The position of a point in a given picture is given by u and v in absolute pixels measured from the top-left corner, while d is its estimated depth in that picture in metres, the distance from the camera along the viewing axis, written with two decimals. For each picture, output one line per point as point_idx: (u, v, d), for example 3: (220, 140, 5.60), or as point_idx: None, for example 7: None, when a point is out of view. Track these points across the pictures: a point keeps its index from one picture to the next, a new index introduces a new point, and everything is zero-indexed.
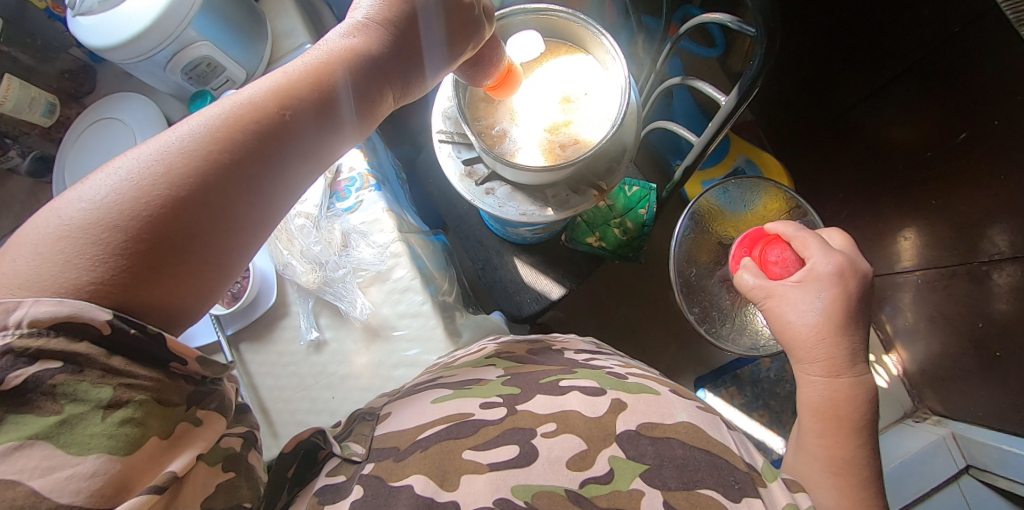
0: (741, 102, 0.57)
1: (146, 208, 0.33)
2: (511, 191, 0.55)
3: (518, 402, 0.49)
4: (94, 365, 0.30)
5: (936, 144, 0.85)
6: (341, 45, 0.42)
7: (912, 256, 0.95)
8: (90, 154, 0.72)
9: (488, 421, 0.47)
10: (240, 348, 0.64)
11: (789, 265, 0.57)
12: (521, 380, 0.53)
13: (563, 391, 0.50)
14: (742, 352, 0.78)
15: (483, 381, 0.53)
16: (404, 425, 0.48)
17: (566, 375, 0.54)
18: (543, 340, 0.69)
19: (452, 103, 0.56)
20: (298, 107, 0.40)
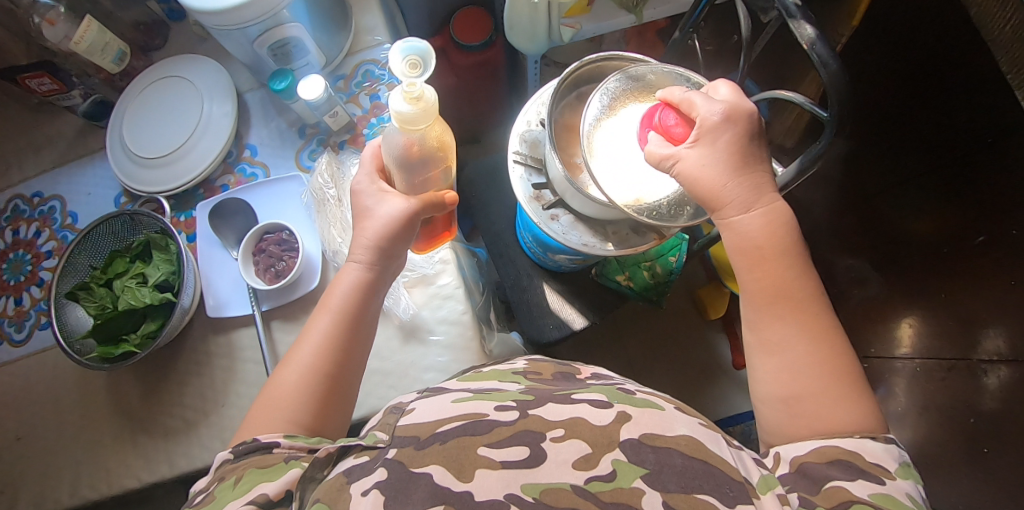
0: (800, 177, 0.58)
1: (314, 382, 0.48)
2: (574, 221, 0.57)
3: (529, 406, 0.46)
4: (226, 468, 0.42)
5: (954, 243, 0.91)
6: (377, 228, 0.52)
7: (911, 343, 0.98)
8: (153, 109, 0.73)
9: (501, 421, 0.43)
10: (271, 325, 0.65)
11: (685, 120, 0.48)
12: (536, 390, 0.49)
13: (573, 400, 0.46)
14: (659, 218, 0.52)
15: (503, 389, 0.50)
16: (424, 417, 0.46)
17: (580, 390, 0.50)
18: (572, 365, 0.63)
19: (531, 127, 0.59)
20: (370, 267, 0.52)
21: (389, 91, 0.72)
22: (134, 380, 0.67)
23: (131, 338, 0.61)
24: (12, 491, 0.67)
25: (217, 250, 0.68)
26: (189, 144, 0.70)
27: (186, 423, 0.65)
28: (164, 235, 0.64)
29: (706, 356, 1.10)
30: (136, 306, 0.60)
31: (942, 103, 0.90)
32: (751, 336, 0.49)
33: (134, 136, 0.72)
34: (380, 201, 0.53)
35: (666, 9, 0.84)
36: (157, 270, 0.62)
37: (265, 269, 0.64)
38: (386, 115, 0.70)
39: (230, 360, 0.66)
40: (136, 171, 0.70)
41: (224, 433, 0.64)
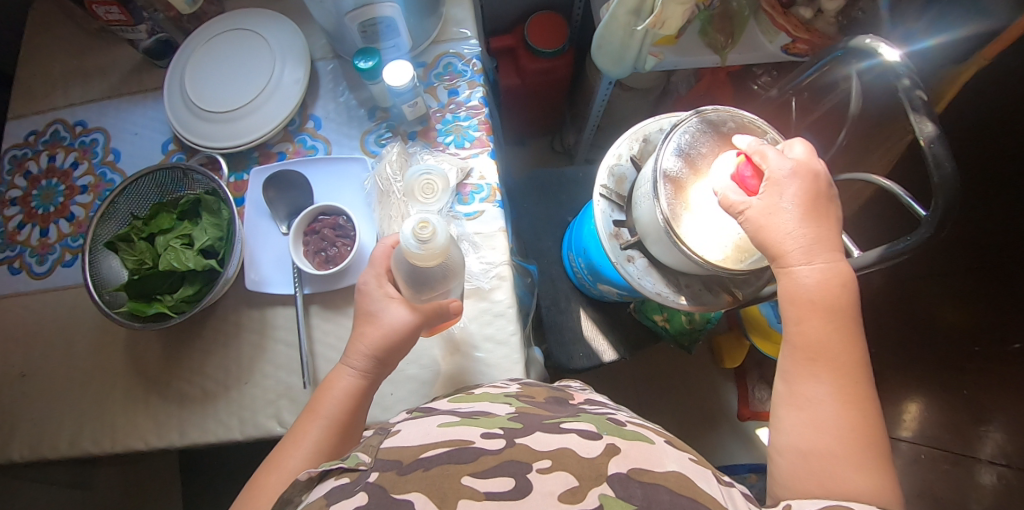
0: (877, 265, 0.58)
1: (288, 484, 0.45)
2: (649, 266, 0.56)
3: (516, 435, 0.41)
4: None
5: (988, 343, 0.89)
6: (378, 336, 0.49)
7: (913, 427, 0.99)
8: (219, 61, 0.69)
9: (487, 449, 0.39)
10: (310, 309, 0.63)
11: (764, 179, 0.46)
12: (526, 416, 0.45)
13: (561, 429, 0.42)
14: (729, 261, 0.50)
15: (492, 413, 0.46)
16: (408, 440, 0.42)
17: (568, 416, 0.45)
18: (564, 388, 0.55)
19: (620, 162, 0.58)
20: (367, 367, 0.50)
21: (469, 90, 0.69)
22: (156, 340, 0.65)
23: (165, 300, 0.58)
24: (7, 427, 0.64)
25: (265, 221, 0.65)
26: (254, 105, 0.67)
27: (204, 394, 0.63)
28: (217, 198, 0.61)
29: (713, 402, 1.10)
30: (178, 268, 0.58)
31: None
32: (781, 387, 0.45)
33: (195, 86, 0.68)
34: (386, 302, 0.50)
35: (752, 57, 0.83)
36: (204, 234, 0.59)
37: (315, 253, 0.61)
38: (462, 114, 0.68)
39: (260, 337, 0.63)
40: (192, 122, 0.67)
41: (242, 412, 0.62)
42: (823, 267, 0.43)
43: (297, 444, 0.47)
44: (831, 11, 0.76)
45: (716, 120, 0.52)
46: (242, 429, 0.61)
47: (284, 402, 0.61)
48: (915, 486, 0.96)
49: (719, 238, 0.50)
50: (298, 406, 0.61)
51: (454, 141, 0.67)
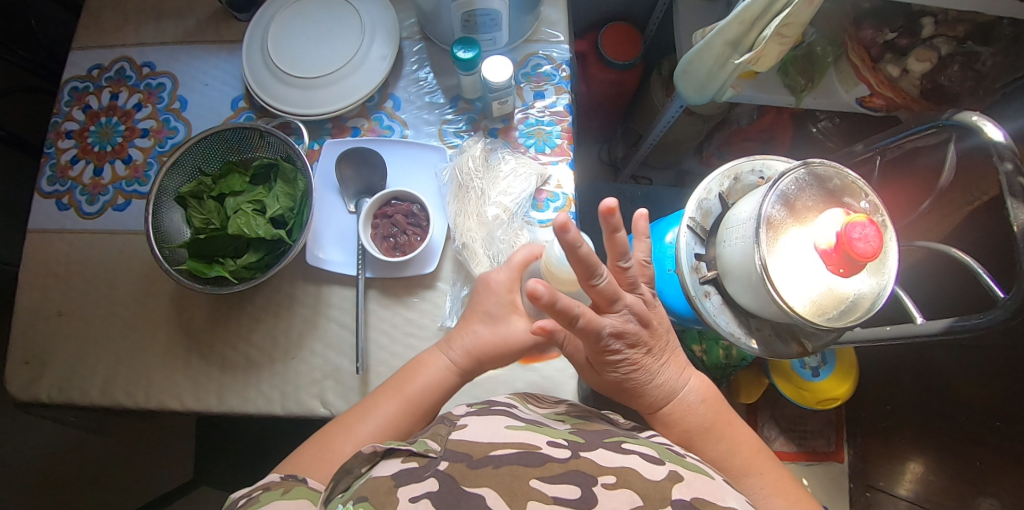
0: (940, 335, 0.58)
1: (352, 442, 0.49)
2: (724, 305, 0.55)
3: (581, 449, 0.42)
4: (271, 485, 0.43)
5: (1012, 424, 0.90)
6: (478, 341, 0.53)
7: (911, 488, 1.01)
8: (306, 25, 0.67)
9: (554, 457, 0.40)
10: (369, 293, 0.61)
11: (873, 244, 0.46)
12: (587, 432, 0.45)
13: (624, 449, 0.42)
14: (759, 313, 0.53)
15: (552, 425, 0.46)
16: (476, 435, 0.43)
17: (628, 439, 0.46)
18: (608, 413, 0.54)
19: (709, 197, 0.58)
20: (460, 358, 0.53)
21: (556, 95, 0.68)
22: (204, 300, 0.63)
23: (228, 263, 0.57)
24: (36, 367, 0.62)
25: (331, 196, 0.64)
26: (338, 76, 0.65)
27: (248, 361, 0.61)
28: (293, 167, 0.59)
29: None
30: (245, 234, 0.56)
31: None
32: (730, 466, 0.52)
33: (278, 46, 0.66)
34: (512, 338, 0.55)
35: (826, 103, 0.81)
36: (275, 202, 0.58)
37: (384, 238, 0.60)
38: (546, 119, 0.67)
39: (313, 312, 0.62)
40: (271, 83, 0.66)
41: (285, 386, 0.60)
42: (683, 386, 0.52)
43: (376, 415, 0.50)
44: (917, 72, 0.76)
45: (823, 175, 0.52)
46: (283, 403, 0.60)
47: (329, 382, 0.60)
48: None
49: (809, 291, 0.50)
50: (344, 388, 0.60)
51: (535, 144, 0.66)
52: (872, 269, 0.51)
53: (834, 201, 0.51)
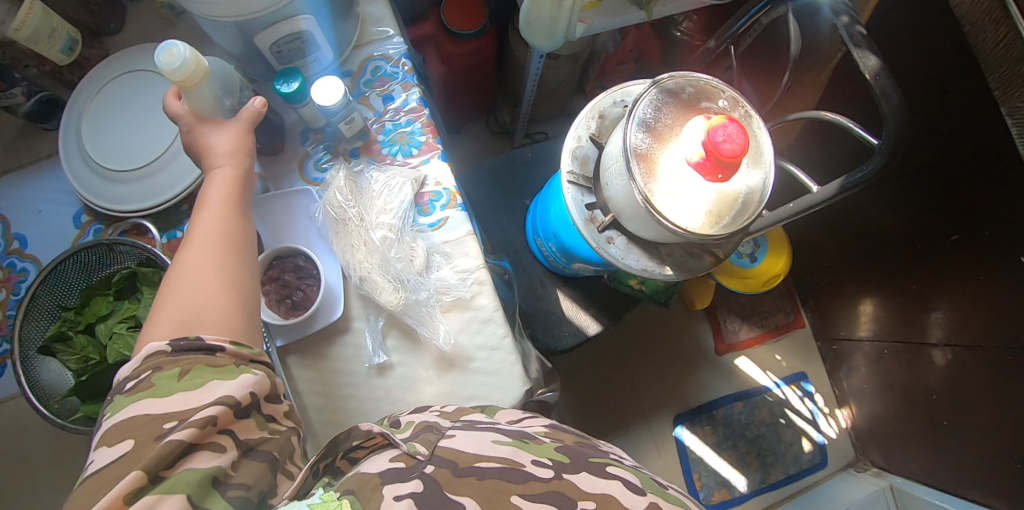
0: (838, 195, 0.60)
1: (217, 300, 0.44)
2: (629, 243, 0.55)
3: (564, 469, 0.42)
4: (159, 359, 0.40)
5: (930, 241, 0.91)
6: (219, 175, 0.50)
7: (870, 327, 1.07)
8: (118, 111, 0.62)
9: (537, 475, 0.40)
10: (288, 361, 0.59)
11: (738, 142, 0.45)
12: (573, 450, 0.46)
13: (607, 474, 0.43)
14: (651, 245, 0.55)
15: (538, 439, 0.47)
16: (465, 447, 0.44)
17: (613, 462, 0.47)
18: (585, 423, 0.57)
19: (581, 144, 0.56)
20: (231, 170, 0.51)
21: (404, 93, 0.65)
22: None
23: None
24: None
25: None
26: (172, 151, 0.61)
27: None
28: (154, 268, 0.55)
29: (690, 344, 1.15)
30: (130, 355, 0.52)
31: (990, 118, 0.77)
32: None
33: (96, 144, 0.61)
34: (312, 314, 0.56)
35: (674, 7, 0.81)
36: (149, 311, 0.53)
37: (280, 302, 0.56)
38: (403, 120, 0.64)
39: None
40: (104, 186, 0.60)
41: None
42: None
43: (200, 275, 0.44)
44: None
45: (674, 88, 0.51)
46: None
47: None
48: (883, 379, 1.07)
49: (700, 205, 0.50)
50: None
51: (401, 150, 0.63)
52: (752, 160, 0.51)
53: (693, 109, 0.51)
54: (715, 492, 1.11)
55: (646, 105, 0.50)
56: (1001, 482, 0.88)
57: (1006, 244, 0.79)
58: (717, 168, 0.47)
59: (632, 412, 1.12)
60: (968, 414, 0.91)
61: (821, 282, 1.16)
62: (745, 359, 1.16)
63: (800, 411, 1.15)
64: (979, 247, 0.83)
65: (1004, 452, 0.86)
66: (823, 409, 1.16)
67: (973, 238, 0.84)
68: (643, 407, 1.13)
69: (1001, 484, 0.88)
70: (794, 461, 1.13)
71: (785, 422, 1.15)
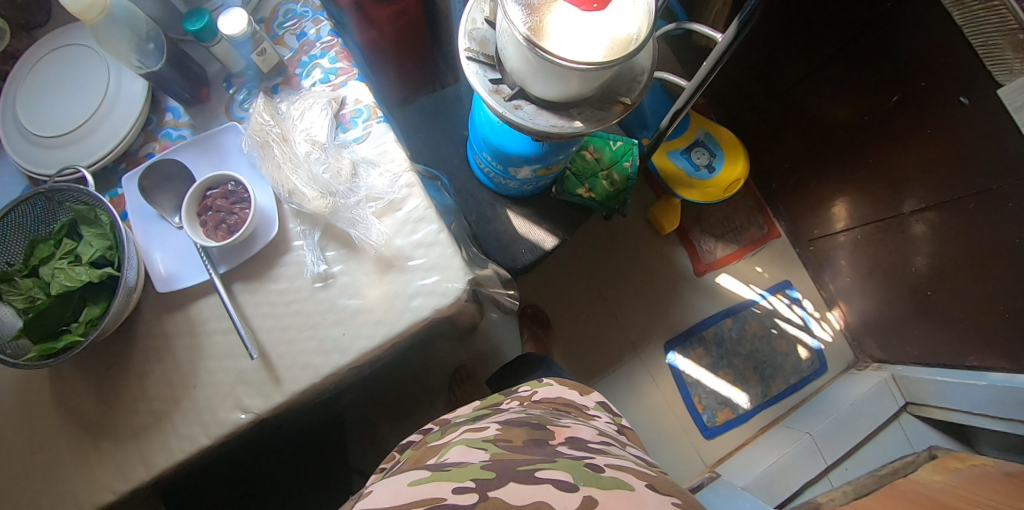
0: (738, 37, 0.60)
1: None
2: (538, 109, 0.56)
3: (488, 487, 0.42)
4: None
5: (874, 109, 0.90)
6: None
7: (848, 217, 1.04)
8: (49, 82, 0.62)
9: (459, 506, 0.40)
10: (233, 289, 0.60)
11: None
12: (500, 464, 0.47)
13: (537, 481, 0.44)
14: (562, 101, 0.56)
15: (465, 463, 0.48)
16: (380, 504, 0.43)
17: (545, 464, 0.47)
18: (540, 416, 0.61)
19: (477, 25, 0.57)
20: None
21: (316, 27, 0.66)
22: (86, 389, 0.59)
23: (74, 327, 0.54)
24: None
25: (156, 224, 0.60)
26: (102, 112, 0.61)
27: (156, 416, 0.58)
28: (89, 207, 0.55)
29: (668, 271, 1.14)
30: (74, 287, 0.53)
31: None
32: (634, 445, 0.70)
33: (33, 116, 0.61)
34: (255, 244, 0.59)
35: None
36: (89, 247, 0.54)
37: (215, 227, 0.58)
38: (318, 51, 0.65)
39: (193, 336, 0.60)
40: (41, 155, 0.60)
41: (202, 417, 0.58)
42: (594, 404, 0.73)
43: None
44: None
45: None
46: (207, 433, 0.57)
47: (240, 388, 0.58)
48: (864, 265, 1.05)
49: (597, 43, 0.51)
50: (255, 385, 0.58)
51: (319, 78, 0.64)
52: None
53: None
54: (718, 413, 1.09)
55: None
56: (995, 337, 0.87)
57: (945, 87, 0.79)
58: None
59: (622, 347, 1.11)
60: (960, 288, 0.89)
61: (785, 186, 1.14)
62: (726, 276, 1.15)
63: (784, 319, 1.14)
64: (921, 101, 0.83)
65: (989, 309, 0.86)
66: (813, 314, 1.15)
67: (914, 93, 0.83)
68: (632, 340, 1.11)
69: (995, 341, 0.87)
70: (794, 371, 1.12)
71: (777, 332, 1.14)
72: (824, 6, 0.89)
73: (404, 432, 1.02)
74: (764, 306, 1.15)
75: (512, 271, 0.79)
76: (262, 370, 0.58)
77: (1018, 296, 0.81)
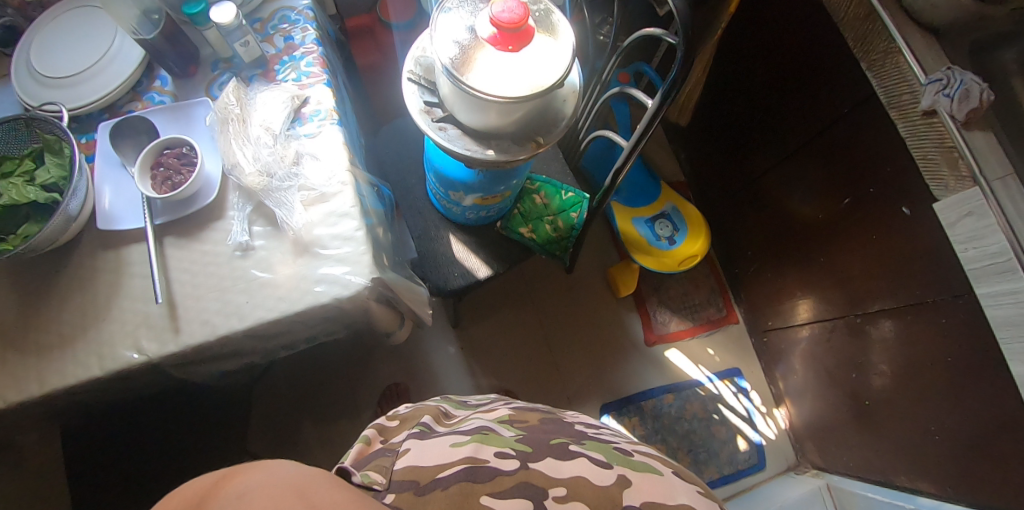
0: (664, 103, 0.67)
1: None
2: (461, 133, 0.62)
3: (528, 458, 0.50)
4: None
5: (829, 208, 0.92)
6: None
7: (805, 313, 1.03)
8: (64, 33, 0.72)
9: (502, 470, 0.47)
10: (164, 241, 0.65)
11: (516, 12, 0.55)
12: (532, 439, 0.54)
13: (573, 455, 0.51)
14: (482, 130, 0.62)
15: (500, 433, 0.55)
16: (423, 461, 0.49)
17: (575, 443, 0.56)
18: (551, 411, 0.69)
19: (425, 54, 0.65)
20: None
21: (303, 35, 0.75)
22: (8, 299, 0.63)
23: (9, 238, 0.60)
24: None
25: (116, 170, 0.67)
26: (98, 65, 0.70)
27: (62, 339, 0.62)
28: (58, 139, 0.63)
29: (620, 333, 1.15)
30: (19, 202, 0.60)
31: (843, 81, 0.83)
32: None
33: (41, 59, 0.70)
34: (197, 205, 0.65)
35: None
36: (46, 172, 0.61)
37: (161, 181, 0.64)
38: (298, 54, 0.74)
39: (116, 275, 0.64)
40: (36, 90, 0.69)
41: (101, 349, 0.62)
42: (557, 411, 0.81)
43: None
44: None
45: None
46: (102, 365, 0.61)
47: (142, 330, 0.62)
48: (815, 365, 1.03)
49: (519, 83, 0.56)
50: (156, 330, 0.62)
51: (292, 77, 0.72)
52: (552, 34, 0.58)
53: None
54: None
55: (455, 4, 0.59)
56: (931, 460, 0.83)
57: (890, 195, 0.80)
58: (507, 38, 0.55)
59: (559, 399, 1.10)
60: (899, 405, 0.87)
61: (748, 273, 1.16)
62: (676, 351, 1.14)
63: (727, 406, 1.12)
64: (869, 205, 0.85)
65: (924, 428, 0.83)
66: (759, 409, 1.13)
67: (862, 197, 0.86)
68: (570, 394, 1.10)
69: (928, 463, 0.84)
70: (729, 462, 1.08)
71: (718, 418, 1.11)
72: (792, 104, 0.94)
73: (322, 437, 1.02)
74: (709, 389, 1.12)
75: (439, 291, 0.82)
76: (166, 318, 0.62)
77: (949, 418, 0.79)
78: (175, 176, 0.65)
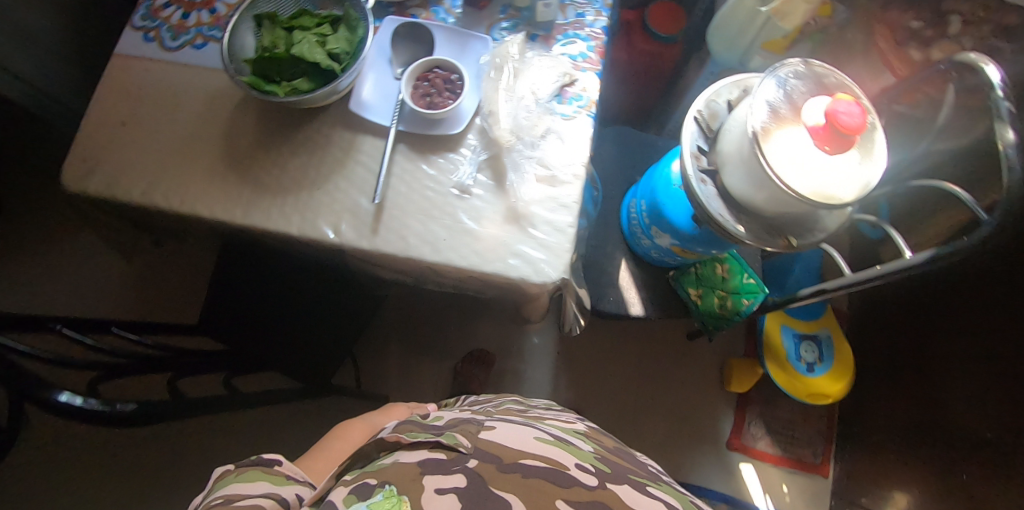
0: (928, 265, 0.61)
1: None
2: (718, 194, 0.61)
3: (606, 478, 0.47)
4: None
5: (1000, 428, 0.81)
6: None
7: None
8: None
9: (583, 481, 0.44)
10: (398, 147, 0.67)
11: (856, 119, 0.51)
12: (612, 463, 0.50)
13: (649, 491, 0.47)
14: (741, 202, 0.60)
15: (577, 446, 0.52)
16: (507, 442, 0.49)
17: (650, 481, 0.50)
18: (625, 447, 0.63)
19: (719, 101, 0.65)
20: None
21: (595, 18, 0.75)
22: (252, 131, 0.69)
23: (282, 85, 0.64)
24: (89, 163, 0.67)
25: (386, 65, 0.70)
26: None
27: (277, 186, 0.66)
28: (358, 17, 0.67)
29: (703, 419, 1.10)
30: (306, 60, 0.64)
31: None
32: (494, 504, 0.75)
33: None
34: (447, 134, 0.67)
35: None
36: (337, 42, 0.65)
37: (422, 95, 0.67)
38: (583, 35, 0.74)
39: (343, 154, 0.68)
40: None
41: (304, 212, 0.65)
42: None
43: None
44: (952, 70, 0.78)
45: (816, 74, 0.61)
46: (299, 227, 0.65)
47: (345, 214, 0.65)
48: None
49: (813, 180, 0.54)
50: (358, 221, 0.64)
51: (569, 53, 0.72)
52: (864, 150, 0.56)
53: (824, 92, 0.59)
54: None
55: (783, 76, 0.59)
56: None
57: None
58: (829, 138, 0.53)
59: None
60: None
61: (864, 439, 1.07)
62: (750, 467, 1.09)
63: None
64: None
65: None
66: None
67: None
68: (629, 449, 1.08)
69: None
70: None
71: None
72: None
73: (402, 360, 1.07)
74: None
75: (593, 307, 0.80)
76: (370, 215, 0.65)
77: None
78: (433, 96, 0.67)
